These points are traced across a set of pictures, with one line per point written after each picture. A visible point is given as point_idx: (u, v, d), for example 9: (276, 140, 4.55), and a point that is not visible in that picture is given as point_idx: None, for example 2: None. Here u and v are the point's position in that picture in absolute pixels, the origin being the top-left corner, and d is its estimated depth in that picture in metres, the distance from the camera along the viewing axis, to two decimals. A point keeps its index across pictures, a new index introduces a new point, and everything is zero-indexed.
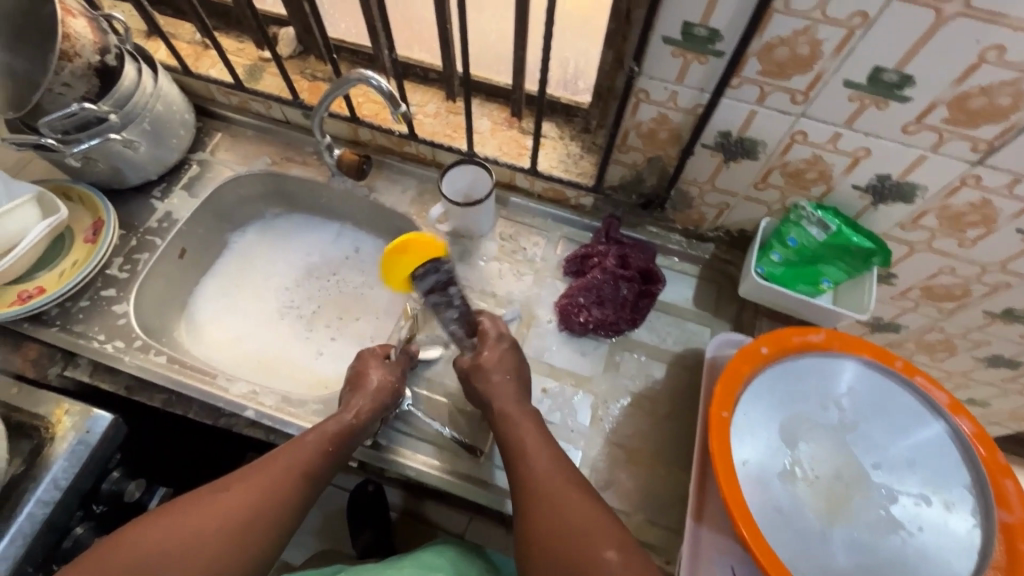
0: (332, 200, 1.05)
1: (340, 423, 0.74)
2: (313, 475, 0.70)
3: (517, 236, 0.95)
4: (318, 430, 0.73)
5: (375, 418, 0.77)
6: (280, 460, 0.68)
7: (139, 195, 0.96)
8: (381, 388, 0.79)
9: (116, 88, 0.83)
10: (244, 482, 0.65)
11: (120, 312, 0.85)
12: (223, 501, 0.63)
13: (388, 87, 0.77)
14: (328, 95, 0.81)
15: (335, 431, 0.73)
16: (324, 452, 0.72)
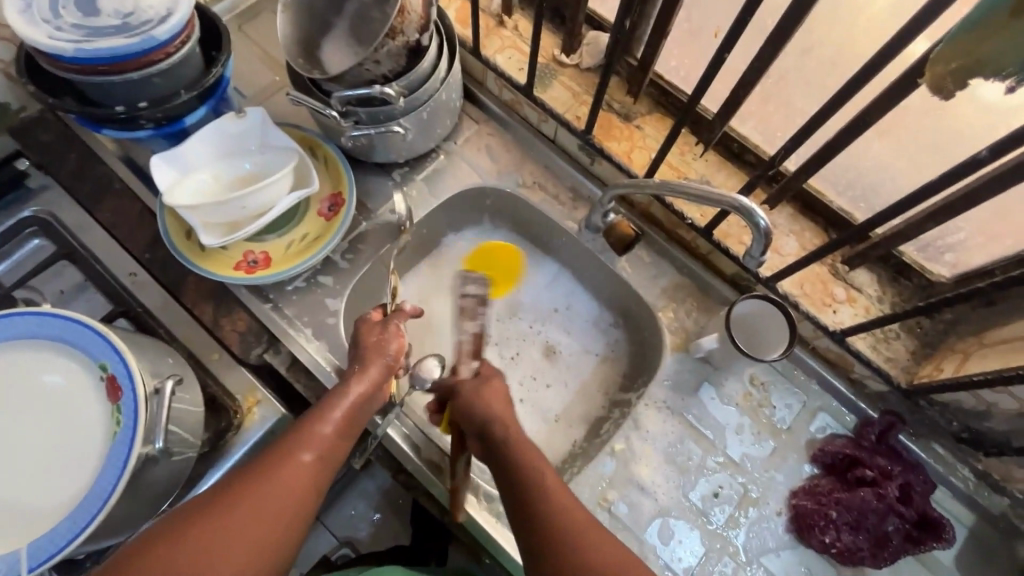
0: (565, 243, 0.90)
1: (352, 397, 0.60)
2: (328, 466, 0.56)
3: (770, 388, 0.79)
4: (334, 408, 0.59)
5: (381, 394, 0.63)
6: (291, 458, 0.54)
7: (378, 172, 0.86)
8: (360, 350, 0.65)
9: (416, 73, 0.71)
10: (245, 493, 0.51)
11: (332, 309, 0.78)
12: (249, 509, 0.51)
13: (769, 229, 0.58)
14: (672, 188, 0.63)
15: (344, 414, 0.59)
16: (335, 437, 0.58)
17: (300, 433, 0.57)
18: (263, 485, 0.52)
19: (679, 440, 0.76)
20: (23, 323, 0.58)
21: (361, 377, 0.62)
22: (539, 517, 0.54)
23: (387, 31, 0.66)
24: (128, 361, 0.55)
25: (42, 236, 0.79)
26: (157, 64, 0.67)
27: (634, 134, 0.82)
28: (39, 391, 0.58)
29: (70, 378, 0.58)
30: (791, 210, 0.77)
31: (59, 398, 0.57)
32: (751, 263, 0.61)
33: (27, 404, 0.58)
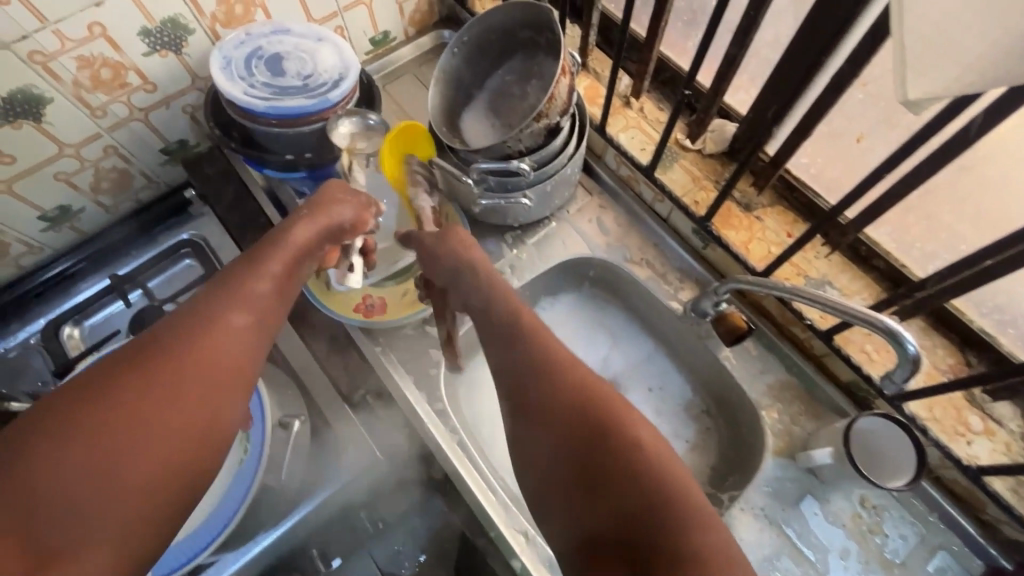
0: (666, 322, 0.89)
1: (282, 258, 0.60)
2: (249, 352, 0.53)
3: (882, 513, 0.72)
4: (279, 261, 0.60)
5: (312, 255, 0.64)
6: (219, 329, 0.51)
7: (492, 233, 0.89)
8: (313, 211, 0.65)
9: (549, 149, 0.76)
10: (186, 361, 0.48)
11: (435, 361, 0.80)
12: (190, 359, 0.49)
13: (917, 354, 0.55)
14: (805, 295, 0.61)
15: (278, 287, 0.58)
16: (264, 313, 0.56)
17: (239, 287, 0.56)
18: (209, 331, 0.51)
19: (776, 555, 0.71)
20: None
21: (298, 235, 0.63)
22: (617, 439, 0.50)
23: (533, 115, 0.70)
24: (260, 397, 0.69)
25: (192, 257, 0.89)
26: (325, 121, 0.76)
27: (754, 225, 0.81)
28: None
29: None
30: (924, 324, 0.73)
31: None
32: (891, 386, 0.59)
33: None
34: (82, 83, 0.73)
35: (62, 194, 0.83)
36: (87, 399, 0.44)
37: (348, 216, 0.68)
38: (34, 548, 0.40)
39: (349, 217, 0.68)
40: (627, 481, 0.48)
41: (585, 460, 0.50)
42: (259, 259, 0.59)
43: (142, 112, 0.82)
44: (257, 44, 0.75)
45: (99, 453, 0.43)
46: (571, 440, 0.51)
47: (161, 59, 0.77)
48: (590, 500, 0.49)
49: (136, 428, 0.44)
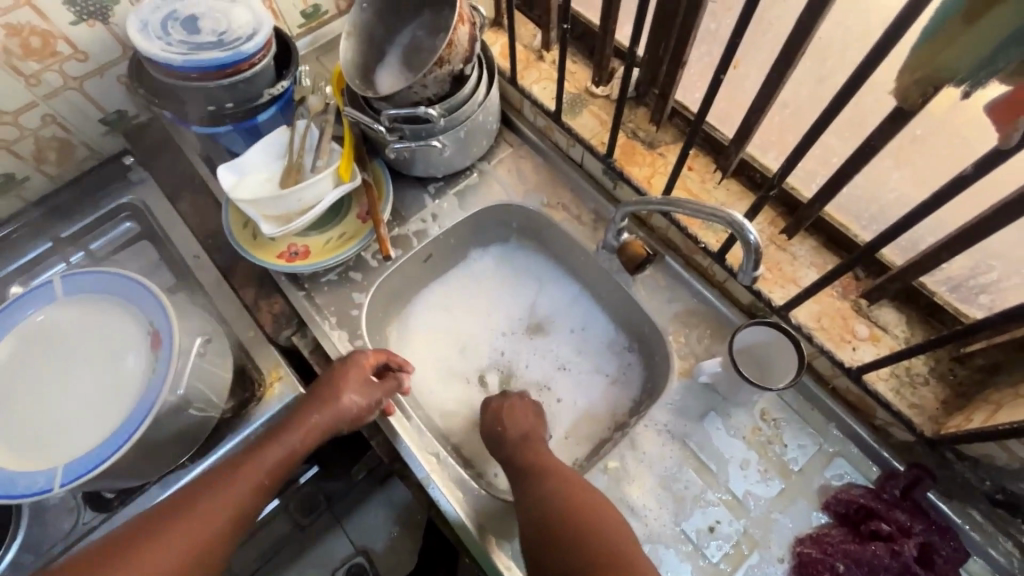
0: (586, 265, 0.93)
1: (286, 446, 0.67)
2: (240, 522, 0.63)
3: (781, 424, 0.75)
4: (302, 432, 0.68)
5: (321, 434, 0.70)
6: (217, 498, 0.62)
7: (416, 184, 0.93)
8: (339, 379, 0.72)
9: (458, 96, 0.79)
10: (165, 542, 0.58)
11: (356, 302, 0.85)
12: (172, 537, 0.59)
13: (758, 243, 0.62)
14: (672, 204, 0.68)
15: (275, 466, 0.66)
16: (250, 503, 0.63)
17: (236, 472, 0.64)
18: (200, 512, 0.61)
19: (677, 466, 0.74)
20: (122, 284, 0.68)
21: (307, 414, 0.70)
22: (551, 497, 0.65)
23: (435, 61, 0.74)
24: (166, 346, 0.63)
25: (132, 220, 0.95)
26: (242, 73, 0.81)
27: (656, 161, 0.84)
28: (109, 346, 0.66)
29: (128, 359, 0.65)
30: (814, 242, 0.76)
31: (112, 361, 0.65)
32: (744, 278, 0.66)
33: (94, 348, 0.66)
34: (13, 50, 0.78)
35: (5, 161, 0.88)
36: None
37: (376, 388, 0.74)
38: None
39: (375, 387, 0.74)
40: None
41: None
42: (267, 444, 0.67)
43: (77, 81, 0.87)
44: (172, 7, 0.81)
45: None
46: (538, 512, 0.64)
47: (89, 28, 0.83)
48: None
49: None
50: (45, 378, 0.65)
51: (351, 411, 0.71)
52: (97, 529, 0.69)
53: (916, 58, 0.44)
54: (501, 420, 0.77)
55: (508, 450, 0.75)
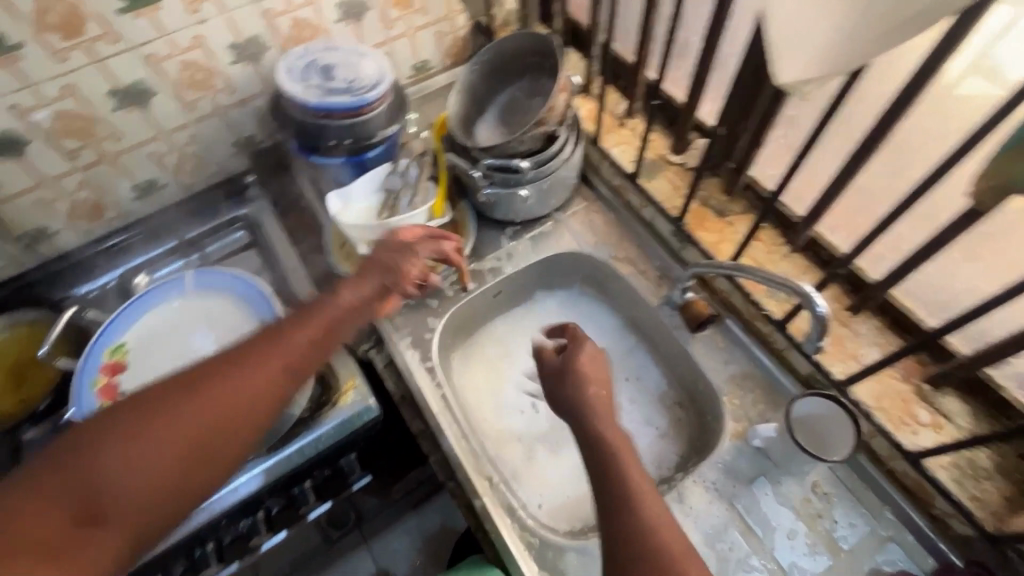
0: (646, 318, 0.97)
1: (321, 330, 0.66)
2: (318, 352, 0.65)
3: (833, 499, 0.75)
4: (336, 308, 0.69)
5: (368, 299, 0.72)
6: (270, 348, 0.61)
7: (495, 226, 1.02)
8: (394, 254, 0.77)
9: (547, 153, 0.88)
10: (252, 380, 0.59)
11: (430, 326, 0.92)
12: (224, 385, 0.58)
13: (827, 317, 0.65)
14: (744, 270, 0.72)
15: (331, 322, 0.68)
16: (319, 347, 0.65)
17: (296, 328, 0.65)
18: (240, 373, 0.59)
19: (723, 527, 0.74)
20: (247, 290, 0.78)
21: (356, 287, 0.72)
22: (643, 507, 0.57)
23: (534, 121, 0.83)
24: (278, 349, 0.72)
25: (245, 231, 1.07)
26: (363, 115, 0.94)
27: (725, 229, 0.90)
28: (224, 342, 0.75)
29: None
30: (877, 322, 0.78)
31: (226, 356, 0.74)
32: (809, 347, 0.69)
33: (212, 343, 0.75)
34: (181, 81, 0.94)
35: (151, 170, 1.02)
36: (160, 407, 0.55)
37: (422, 258, 0.80)
38: (95, 480, 0.50)
39: (421, 266, 0.79)
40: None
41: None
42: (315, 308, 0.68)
43: (223, 110, 1.02)
44: (314, 56, 0.95)
45: (147, 444, 0.53)
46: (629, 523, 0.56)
47: (243, 68, 0.98)
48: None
49: (206, 409, 0.56)
50: (170, 358, 0.74)
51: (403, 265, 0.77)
52: None
53: (993, 167, 0.46)
54: (589, 409, 0.67)
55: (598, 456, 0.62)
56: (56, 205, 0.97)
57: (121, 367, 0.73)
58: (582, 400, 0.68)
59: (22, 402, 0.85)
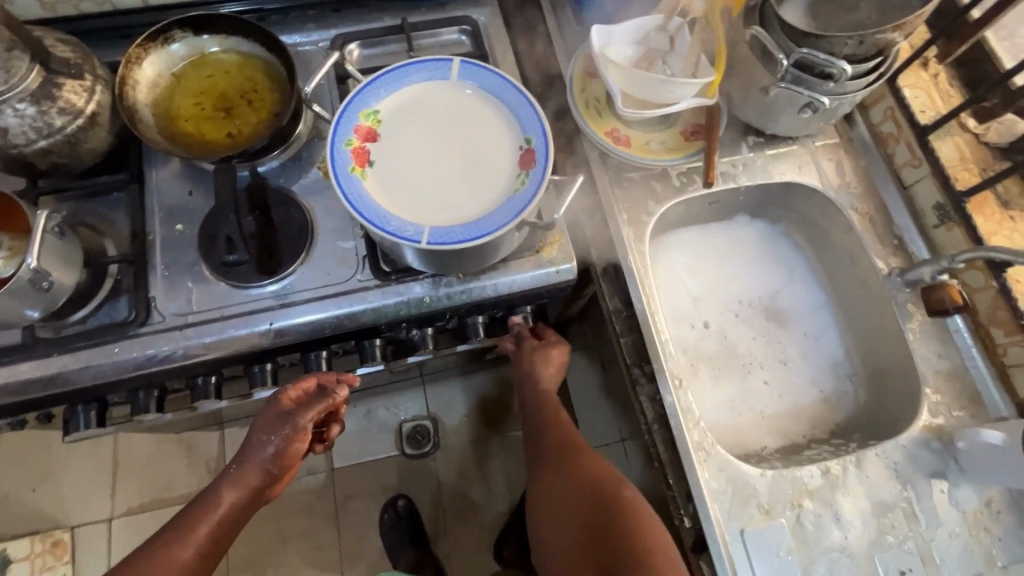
0: (855, 284, 0.91)
1: (233, 497, 0.73)
2: (224, 534, 0.73)
3: (1004, 520, 0.74)
4: (220, 498, 0.73)
5: (261, 485, 0.76)
6: (180, 538, 0.70)
7: (739, 130, 0.91)
8: (239, 469, 0.75)
9: (864, 68, 0.76)
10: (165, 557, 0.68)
11: (650, 211, 0.85)
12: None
13: None
14: None
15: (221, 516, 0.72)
16: (243, 510, 0.75)
17: (174, 539, 0.69)
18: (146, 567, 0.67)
19: (892, 505, 0.74)
20: (517, 99, 0.69)
21: (236, 485, 0.74)
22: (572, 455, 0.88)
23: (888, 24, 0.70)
24: (545, 178, 0.64)
25: (467, 36, 0.92)
26: None
27: (1004, 222, 0.81)
28: (481, 147, 0.69)
29: (495, 169, 0.67)
30: None
31: (480, 162, 0.68)
32: None
33: (469, 142, 0.69)
34: None
35: None
36: None
37: (273, 444, 0.75)
38: None
39: (272, 450, 0.75)
40: (625, 537, 0.75)
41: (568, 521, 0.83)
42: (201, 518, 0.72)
43: None
44: None
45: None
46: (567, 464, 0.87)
47: None
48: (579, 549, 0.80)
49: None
50: (422, 141, 0.69)
51: (308, 421, 0.75)
52: (373, 293, 0.78)
53: None
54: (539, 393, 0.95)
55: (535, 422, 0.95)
56: None
57: (375, 136, 0.68)
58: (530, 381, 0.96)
59: (233, 133, 0.81)
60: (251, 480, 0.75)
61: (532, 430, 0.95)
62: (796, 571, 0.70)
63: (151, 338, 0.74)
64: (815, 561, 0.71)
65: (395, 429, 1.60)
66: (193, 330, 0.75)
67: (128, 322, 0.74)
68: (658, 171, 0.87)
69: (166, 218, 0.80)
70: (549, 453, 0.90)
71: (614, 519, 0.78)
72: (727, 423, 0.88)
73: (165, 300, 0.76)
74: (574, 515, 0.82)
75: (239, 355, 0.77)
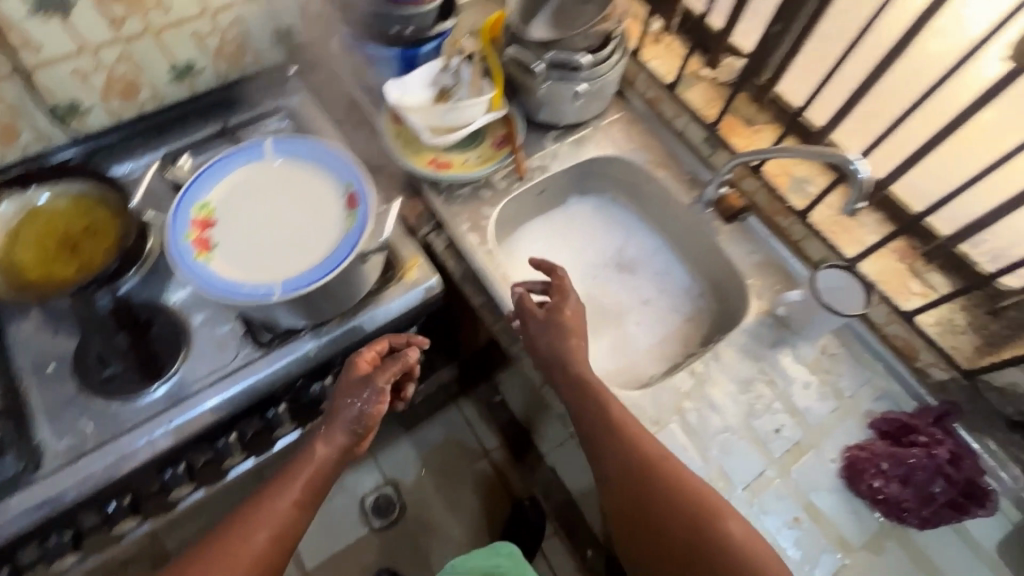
0: (673, 220, 1.08)
1: (319, 467, 0.80)
2: (285, 535, 0.77)
3: (837, 358, 0.90)
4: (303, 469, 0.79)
5: (338, 459, 0.81)
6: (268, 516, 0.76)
7: (539, 129, 1.08)
8: (329, 428, 0.81)
9: (602, 53, 0.96)
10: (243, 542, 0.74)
11: (484, 215, 0.99)
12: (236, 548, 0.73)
13: (864, 181, 0.75)
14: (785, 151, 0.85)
15: (309, 478, 0.79)
16: (334, 464, 0.81)
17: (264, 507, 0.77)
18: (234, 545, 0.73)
19: (752, 380, 0.87)
20: (332, 156, 0.80)
21: (325, 440, 0.80)
22: (630, 456, 0.75)
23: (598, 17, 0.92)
24: (371, 210, 0.75)
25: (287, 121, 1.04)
26: (426, 4, 0.97)
27: (752, 135, 1.01)
28: (311, 203, 0.78)
29: (329, 217, 0.77)
30: (877, 215, 0.92)
31: (314, 215, 0.77)
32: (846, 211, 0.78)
33: (300, 202, 0.78)
34: None
35: (191, 51, 0.99)
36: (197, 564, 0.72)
37: (357, 405, 0.80)
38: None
39: (357, 411, 0.80)
40: (707, 548, 0.70)
41: (660, 499, 0.73)
42: (295, 466, 0.80)
43: None
44: None
45: None
46: (628, 453, 0.75)
47: None
48: (620, 507, 0.77)
49: None
50: (257, 213, 0.77)
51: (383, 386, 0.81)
52: (259, 363, 0.83)
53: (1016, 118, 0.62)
54: (571, 336, 0.81)
55: (580, 380, 0.80)
56: (94, 79, 0.93)
57: (211, 222, 0.76)
58: (559, 353, 0.81)
59: (82, 263, 0.84)
60: (335, 446, 0.80)
61: (577, 417, 0.80)
62: (695, 462, 0.81)
63: (48, 482, 0.74)
64: (707, 447, 0.82)
65: (357, 508, 1.58)
66: (90, 457, 0.76)
67: (19, 475, 0.74)
68: (486, 181, 1.01)
69: (35, 365, 0.82)
70: (602, 434, 0.77)
71: (690, 519, 0.71)
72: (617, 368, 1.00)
73: (54, 442, 0.77)
74: (635, 518, 0.75)
75: (141, 469, 0.78)
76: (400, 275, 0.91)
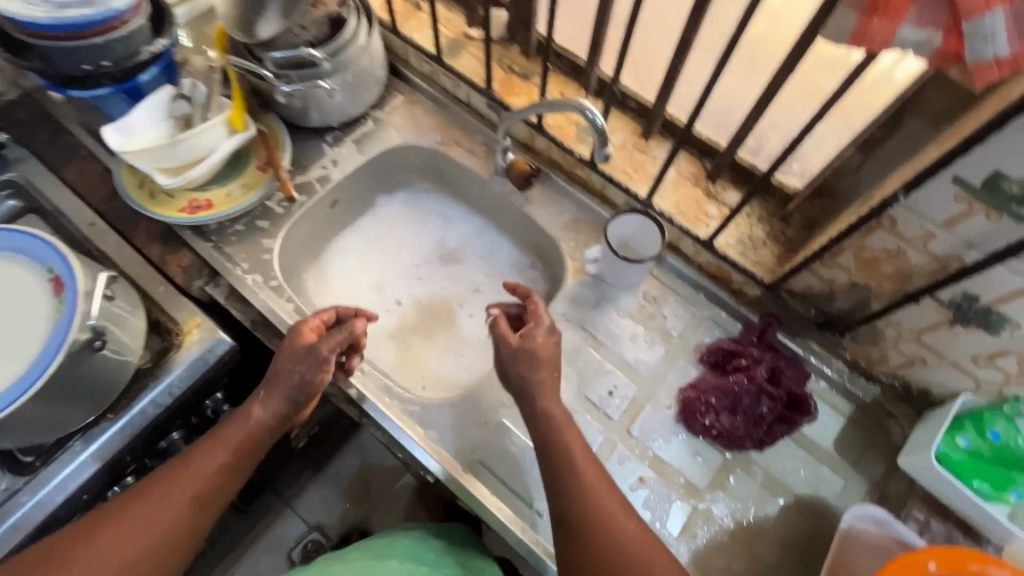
0: (484, 197, 1.01)
1: (245, 435, 0.68)
2: (214, 495, 0.65)
3: (661, 300, 0.87)
4: (242, 423, 0.68)
5: (274, 428, 0.70)
6: (186, 474, 0.63)
7: (313, 135, 0.97)
8: (269, 389, 0.70)
9: (337, 39, 0.85)
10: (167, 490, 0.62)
11: (267, 247, 0.89)
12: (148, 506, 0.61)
13: (602, 125, 0.69)
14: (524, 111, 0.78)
15: (240, 441, 0.67)
16: (272, 431, 0.70)
17: (202, 449, 0.65)
18: (154, 499, 0.61)
19: (579, 348, 0.84)
20: (29, 240, 0.70)
21: (265, 398, 0.70)
22: (587, 497, 0.63)
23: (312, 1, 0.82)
24: (74, 296, 0.66)
25: None
26: (116, 31, 0.79)
27: (532, 89, 0.94)
28: (14, 300, 0.68)
29: (33, 312, 0.67)
30: (667, 144, 0.88)
31: (19, 314, 0.68)
32: (599, 159, 0.73)
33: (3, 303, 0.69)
34: None
35: None
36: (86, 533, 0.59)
37: (298, 372, 0.70)
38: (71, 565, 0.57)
39: (299, 379, 0.70)
40: None
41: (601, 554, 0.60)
42: (226, 424, 0.68)
43: None
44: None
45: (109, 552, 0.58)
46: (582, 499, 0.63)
47: None
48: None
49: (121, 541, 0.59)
50: None
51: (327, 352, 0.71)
52: (23, 495, 0.70)
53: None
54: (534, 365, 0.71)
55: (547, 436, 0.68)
56: None
57: None
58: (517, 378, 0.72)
59: None
60: (273, 410, 0.69)
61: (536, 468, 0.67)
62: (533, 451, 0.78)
63: None
64: None
65: None
66: None
67: None
68: (262, 209, 0.91)
69: None
70: (559, 479, 0.65)
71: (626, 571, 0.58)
72: (457, 367, 0.93)
73: None
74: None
75: None
76: (177, 343, 0.80)
